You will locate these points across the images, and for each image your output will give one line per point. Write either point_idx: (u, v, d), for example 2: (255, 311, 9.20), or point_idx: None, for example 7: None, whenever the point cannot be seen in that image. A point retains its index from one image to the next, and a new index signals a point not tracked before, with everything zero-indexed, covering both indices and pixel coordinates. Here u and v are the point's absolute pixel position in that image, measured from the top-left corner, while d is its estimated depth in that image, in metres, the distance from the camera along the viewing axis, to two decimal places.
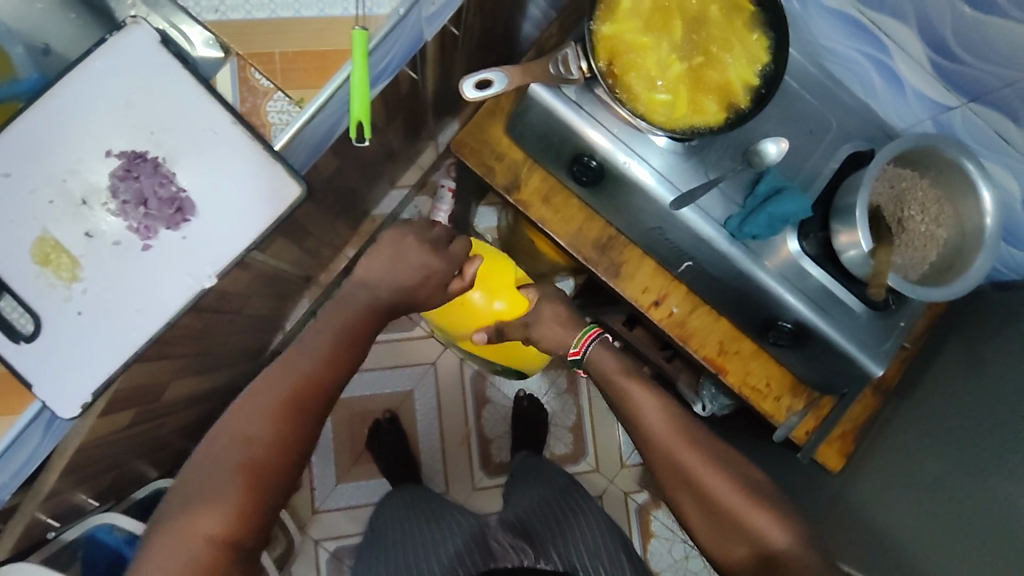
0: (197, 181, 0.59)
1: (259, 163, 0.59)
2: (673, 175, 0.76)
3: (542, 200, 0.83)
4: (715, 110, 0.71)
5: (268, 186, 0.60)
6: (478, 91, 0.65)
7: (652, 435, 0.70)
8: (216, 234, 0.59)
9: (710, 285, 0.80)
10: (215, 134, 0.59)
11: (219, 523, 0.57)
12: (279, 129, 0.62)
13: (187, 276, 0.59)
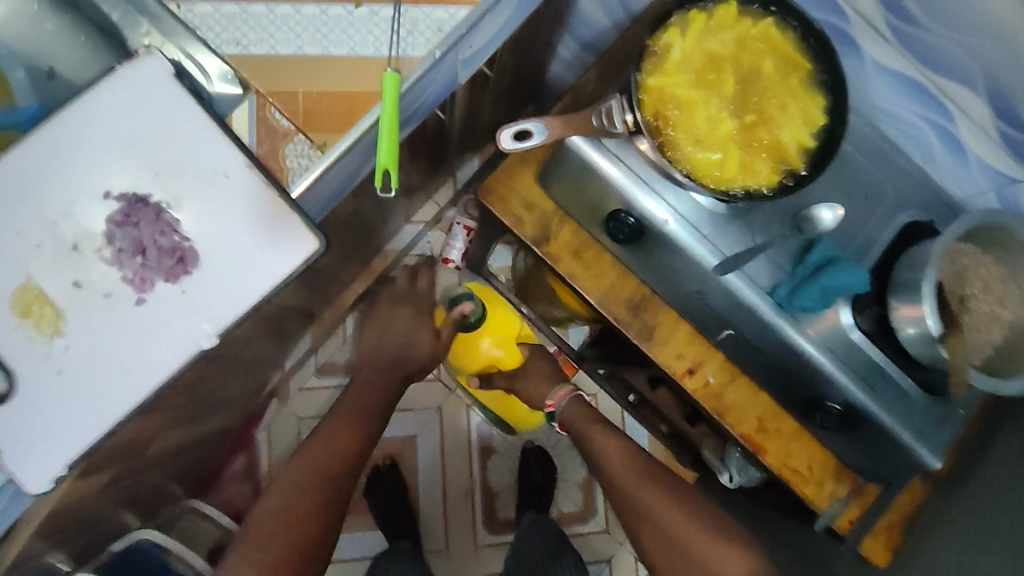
0: (203, 229, 0.54)
1: (274, 213, 0.54)
2: (718, 238, 0.69)
3: (572, 254, 0.77)
4: (768, 172, 0.65)
5: (281, 237, 0.54)
6: (517, 142, 0.59)
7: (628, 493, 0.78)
8: (222, 288, 0.54)
9: (751, 357, 0.74)
10: (226, 179, 0.54)
11: None
12: (298, 175, 0.57)
13: (185, 335, 0.53)
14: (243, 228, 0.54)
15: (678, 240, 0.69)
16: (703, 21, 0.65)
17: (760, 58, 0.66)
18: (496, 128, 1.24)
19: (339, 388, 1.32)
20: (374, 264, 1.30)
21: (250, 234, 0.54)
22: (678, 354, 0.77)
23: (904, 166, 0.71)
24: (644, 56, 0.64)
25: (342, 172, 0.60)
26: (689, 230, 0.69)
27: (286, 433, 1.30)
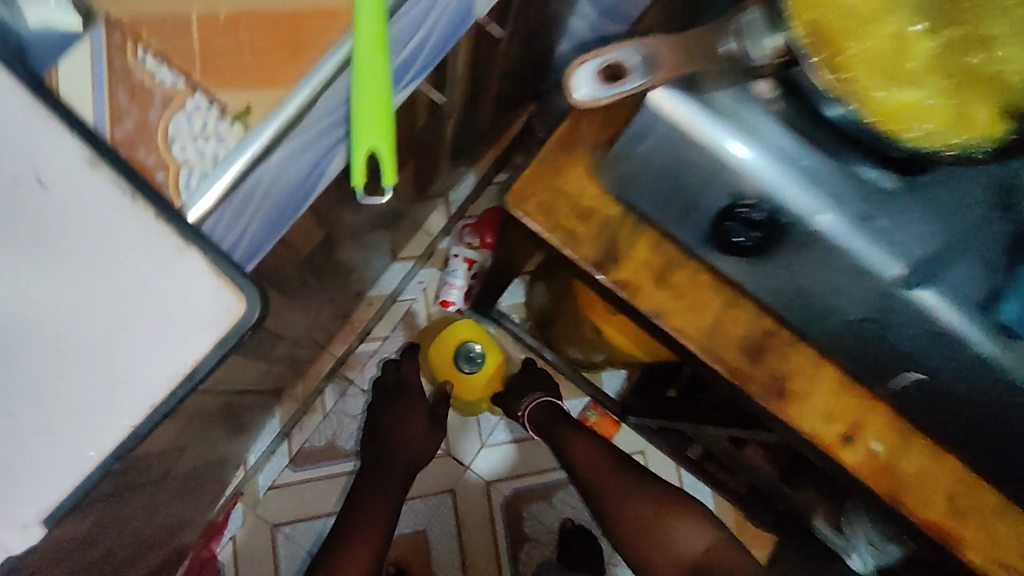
0: (52, 295, 0.37)
1: (160, 253, 0.38)
2: (900, 234, 0.44)
3: (656, 279, 0.52)
4: (990, 120, 0.39)
5: (180, 287, 0.38)
6: (595, 88, 0.44)
7: None
8: (114, 381, 0.37)
9: (943, 411, 0.50)
10: (75, 214, 0.37)
11: None
12: (200, 171, 0.41)
13: (60, 460, 0.37)
14: (139, 294, 0.37)
15: (832, 241, 0.45)
16: None
17: None
18: (495, 133, 0.99)
19: (323, 478, 1.03)
20: (354, 317, 1.03)
21: (151, 298, 0.38)
22: (828, 414, 0.51)
23: None
24: None
25: (298, 161, 0.43)
26: (851, 225, 0.44)
27: (258, 545, 1.01)
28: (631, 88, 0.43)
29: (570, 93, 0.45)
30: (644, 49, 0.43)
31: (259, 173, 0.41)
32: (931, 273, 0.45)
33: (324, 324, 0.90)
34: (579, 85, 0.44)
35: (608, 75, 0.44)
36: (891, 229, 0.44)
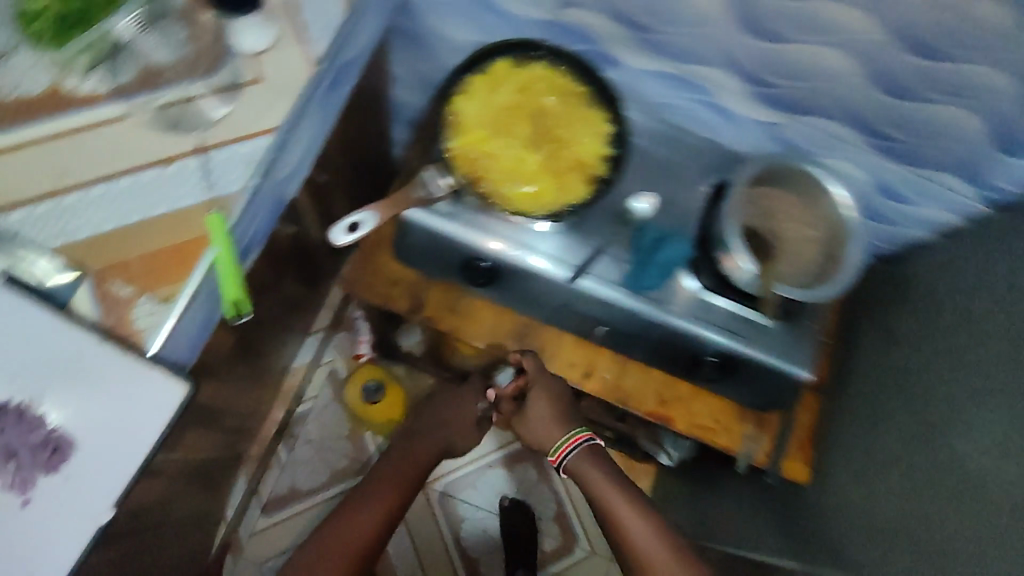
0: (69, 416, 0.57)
1: (136, 373, 0.58)
2: (565, 254, 0.78)
3: (450, 310, 0.85)
4: (581, 184, 0.75)
5: (148, 395, 0.59)
6: (345, 235, 0.64)
7: (642, 554, 0.74)
8: (115, 456, 0.59)
9: (633, 343, 0.83)
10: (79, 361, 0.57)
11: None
12: (149, 335, 0.59)
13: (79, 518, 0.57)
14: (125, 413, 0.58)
15: (531, 269, 0.78)
16: (483, 83, 0.75)
17: (543, 95, 0.76)
18: None
19: (290, 518, 1.28)
20: (286, 382, 1.30)
21: (133, 413, 0.59)
22: (570, 362, 0.87)
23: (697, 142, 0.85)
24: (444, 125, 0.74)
25: (203, 304, 0.62)
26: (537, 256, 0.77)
27: None
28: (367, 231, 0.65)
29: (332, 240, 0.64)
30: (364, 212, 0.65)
31: (181, 325, 0.61)
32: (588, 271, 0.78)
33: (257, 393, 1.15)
34: (335, 231, 0.64)
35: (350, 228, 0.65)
36: (557, 253, 0.78)
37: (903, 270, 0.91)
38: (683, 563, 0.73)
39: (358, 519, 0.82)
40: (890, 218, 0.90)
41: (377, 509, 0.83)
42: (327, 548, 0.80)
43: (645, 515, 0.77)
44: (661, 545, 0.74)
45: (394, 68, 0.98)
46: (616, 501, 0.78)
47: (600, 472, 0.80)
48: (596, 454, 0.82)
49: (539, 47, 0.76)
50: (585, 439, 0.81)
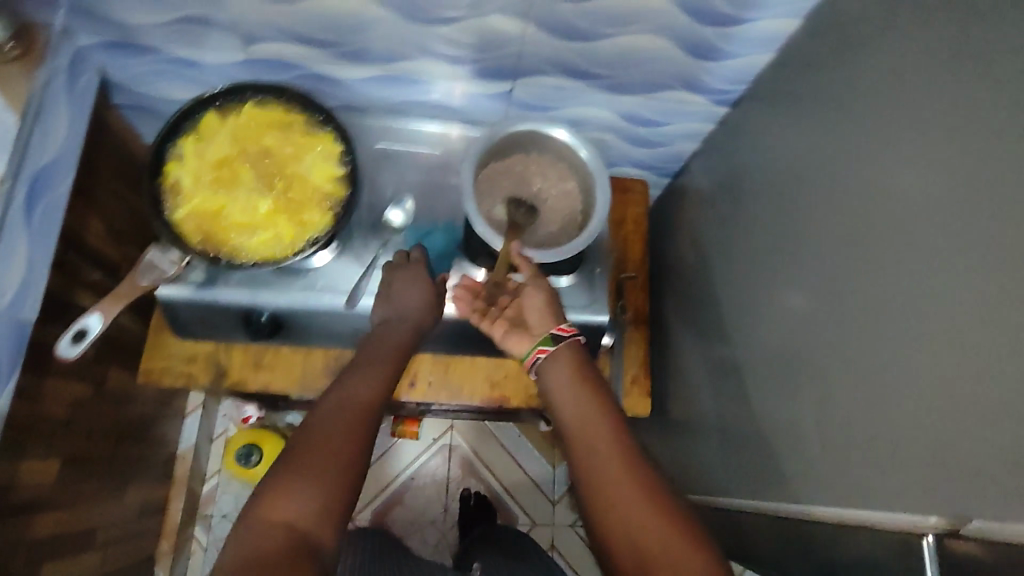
0: None
1: None
2: (337, 281, 0.78)
3: (254, 367, 0.83)
4: (322, 213, 0.74)
5: None
6: (73, 346, 0.63)
7: (569, 431, 0.64)
8: None
9: (441, 340, 0.85)
10: None
11: (300, 506, 0.52)
12: None
13: None
14: None
15: (306, 307, 0.77)
16: (190, 142, 0.72)
17: (258, 135, 0.74)
18: None
19: None
20: (176, 474, 1.25)
21: None
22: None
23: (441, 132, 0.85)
24: (161, 198, 0.70)
25: None
26: (308, 292, 0.77)
27: None
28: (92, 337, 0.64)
29: (63, 357, 0.63)
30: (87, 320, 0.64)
31: None
32: (362, 292, 0.76)
33: (144, 491, 1.14)
34: (59, 347, 0.62)
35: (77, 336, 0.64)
36: (328, 283, 0.78)
37: (690, 182, 0.96)
38: (646, 485, 0.58)
39: (353, 395, 0.62)
40: (659, 140, 0.92)
41: (370, 390, 0.63)
42: (313, 435, 0.57)
43: (608, 420, 0.63)
44: (619, 457, 0.60)
45: (141, 136, 0.94)
46: (559, 379, 0.67)
47: (569, 366, 0.67)
48: (580, 356, 0.69)
49: (238, 91, 0.74)
50: (562, 341, 0.69)
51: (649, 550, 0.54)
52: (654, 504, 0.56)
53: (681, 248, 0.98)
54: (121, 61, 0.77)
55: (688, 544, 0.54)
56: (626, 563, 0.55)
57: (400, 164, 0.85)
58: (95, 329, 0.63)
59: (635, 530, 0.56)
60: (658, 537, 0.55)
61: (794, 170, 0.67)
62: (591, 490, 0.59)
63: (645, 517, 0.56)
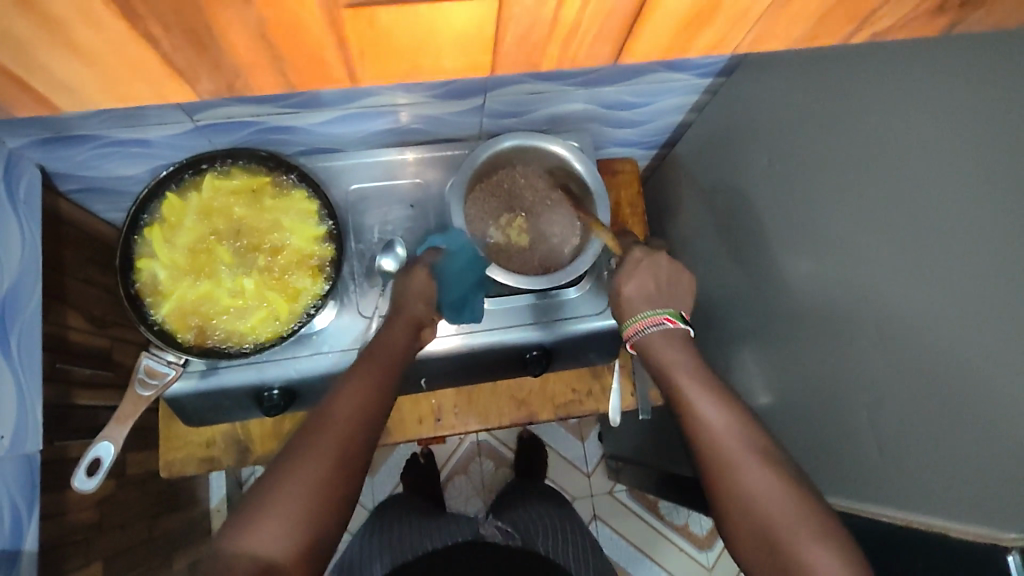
0: None
1: None
2: (342, 341, 0.74)
3: (276, 437, 0.82)
4: (312, 279, 0.69)
5: None
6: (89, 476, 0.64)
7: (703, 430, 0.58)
8: None
9: (460, 372, 0.82)
10: None
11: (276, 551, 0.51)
12: None
13: None
14: None
15: (317, 373, 0.74)
16: (157, 232, 0.67)
17: (227, 208, 0.70)
18: None
19: None
20: (214, 529, 1.26)
21: None
22: (418, 418, 0.86)
23: (417, 158, 0.80)
24: (141, 298, 0.66)
25: None
26: (315, 359, 0.73)
27: None
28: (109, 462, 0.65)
29: (78, 491, 0.64)
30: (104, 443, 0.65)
31: None
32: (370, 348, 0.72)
33: (190, 554, 1.14)
34: (76, 480, 0.63)
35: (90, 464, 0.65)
36: (333, 346, 0.74)
37: (686, 155, 0.91)
38: (773, 465, 0.55)
39: (356, 406, 0.59)
40: (646, 119, 0.87)
41: (365, 403, 0.59)
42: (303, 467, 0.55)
43: (722, 403, 0.59)
44: (738, 440, 0.57)
45: (103, 214, 0.88)
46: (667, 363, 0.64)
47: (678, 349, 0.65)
48: (678, 338, 0.66)
49: (195, 165, 0.69)
50: (659, 322, 0.66)
51: (778, 528, 0.52)
52: (781, 485, 0.54)
53: (685, 223, 0.95)
54: (62, 153, 0.71)
55: (814, 522, 0.52)
56: (755, 544, 0.53)
57: (381, 200, 0.79)
58: (111, 459, 0.65)
59: (761, 512, 0.53)
60: (785, 518, 0.52)
61: (805, 151, 0.63)
62: (712, 473, 0.57)
63: (771, 495, 0.53)
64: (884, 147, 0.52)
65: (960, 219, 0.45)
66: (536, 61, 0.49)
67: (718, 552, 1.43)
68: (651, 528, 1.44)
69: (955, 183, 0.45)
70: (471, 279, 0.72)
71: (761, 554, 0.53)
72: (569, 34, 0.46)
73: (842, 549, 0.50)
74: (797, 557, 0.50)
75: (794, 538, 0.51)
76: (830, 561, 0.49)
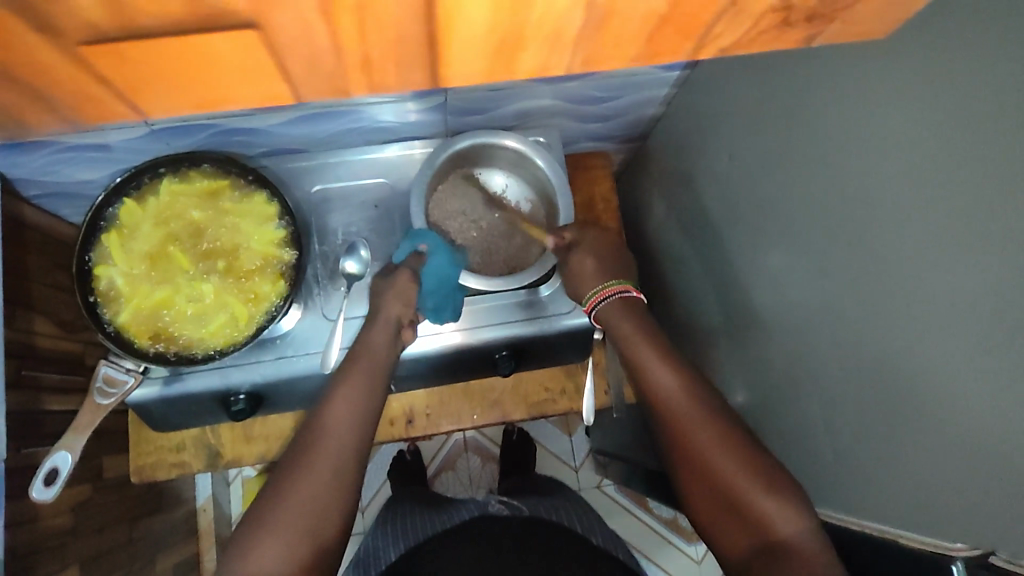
0: None
1: None
2: (307, 345, 0.73)
3: (246, 440, 0.82)
4: (273, 283, 0.69)
5: None
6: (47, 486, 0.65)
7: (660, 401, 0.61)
8: None
9: (430, 373, 0.81)
10: None
11: (276, 560, 0.53)
12: None
13: None
14: None
15: (281, 377, 0.73)
16: (114, 238, 0.66)
17: (185, 212, 0.69)
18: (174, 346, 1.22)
19: None
20: (200, 529, 1.26)
21: None
22: (390, 419, 0.86)
23: (382, 158, 0.79)
24: (99, 306, 0.65)
25: None
26: (278, 363, 0.73)
27: None
28: (67, 473, 0.65)
29: (38, 501, 0.65)
30: (62, 453, 0.66)
31: None
32: (333, 352, 0.71)
33: (175, 556, 1.14)
34: (33, 490, 0.63)
35: (49, 475, 0.66)
36: (296, 350, 0.73)
37: (658, 149, 0.90)
38: (716, 422, 0.58)
39: (341, 417, 0.60)
40: (616, 113, 0.85)
41: (353, 412, 0.60)
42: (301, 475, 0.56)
43: (672, 365, 0.62)
44: (688, 401, 0.60)
45: (70, 219, 0.88)
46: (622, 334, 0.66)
47: (633, 317, 0.66)
48: (635, 306, 0.68)
49: (152, 170, 0.68)
50: (614, 292, 0.68)
51: (730, 482, 0.55)
52: (727, 442, 0.57)
53: (659, 218, 0.94)
54: (19, 160, 0.69)
55: (775, 485, 0.54)
56: (710, 500, 0.57)
57: (346, 201, 0.78)
58: (67, 469, 0.66)
59: (714, 469, 0.56)
60: (735, 472, 0.55)
61: (772, 147, 0.62)
62: (668, 439, 0.60)
63: (721, 452, 0.57)
64: (848, 144, 0.51)
65: (923, 218, 0.44)
66: (341, 87, 0.42)
67: (708, 544, 1.42)
68: (641, 522, 1.43)
69: (916, 182, 0.44)
70: (448, 280, 0.70)
71: (718, 511, 0.56)
72: (368, 65, 0.40)
73: (788, 495, 0.54)
74: (749, 506, 0.54)
75: (745, 490, 0.55)
76: (778, 507, 0.53)
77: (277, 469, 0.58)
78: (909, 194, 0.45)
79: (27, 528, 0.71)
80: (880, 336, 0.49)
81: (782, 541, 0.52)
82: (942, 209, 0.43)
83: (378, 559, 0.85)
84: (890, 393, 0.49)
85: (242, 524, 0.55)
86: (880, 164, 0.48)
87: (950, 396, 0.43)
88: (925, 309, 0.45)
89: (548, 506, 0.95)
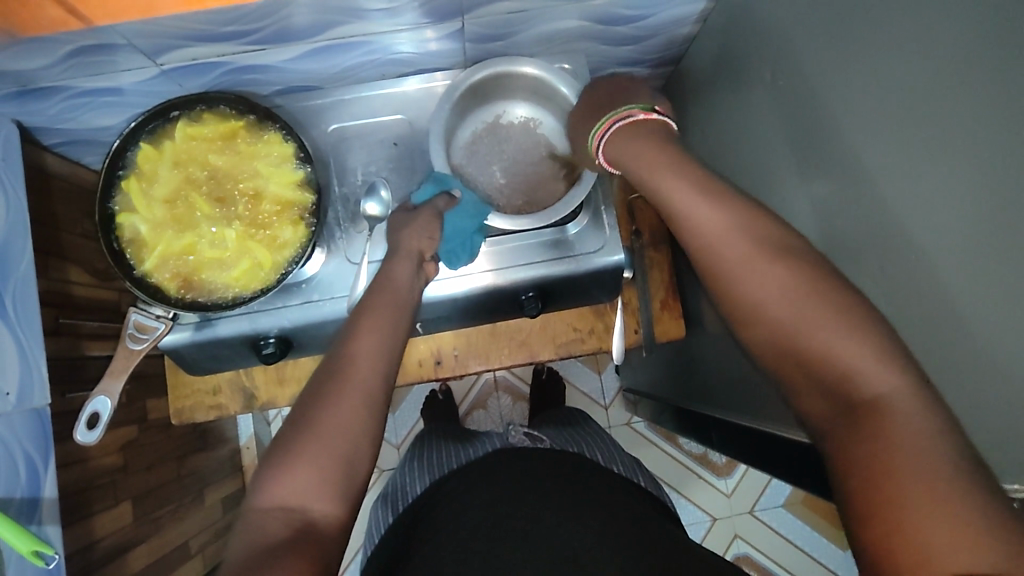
0: None
1: None
2: (333, 289, 0.73)
3: (278, 382, 0.84)
4: (294, 227, 0.68)
5: None
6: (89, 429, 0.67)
7: (705, 239, 0.49)
8: None
9: (454, 314, 0.80)
10: None
11: (303, 490, 0.51)
12: None
13: None
14: None
15: (309, 321, 0.73)
16: (134, 185, 0.65)
17: (203, 155, 0.68)
18: None
19: None
20: (245, 465, 1.33)
21: None
22: (418, 360, 0.86)
23: (399, 93, 0.77)
24: (125, 252, 0.66)
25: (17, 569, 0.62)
26: (304, 309, 0.72)
27: None
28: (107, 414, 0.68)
29: (84, 443, 0.68)
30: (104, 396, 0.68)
31: None
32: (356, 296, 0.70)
33: (223, 490, 1.20)
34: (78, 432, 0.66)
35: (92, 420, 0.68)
36: (320, 297, 0.73)
37: (694, 73, 0.84)
38: (800, 264, 0.45)
39: (369, 349, 0.58)
40: (648, 33, 0.79)
41: (377, 345, 0.59)
42: (325, 405, 0.55)
43: (718, 201, 0.49)
44: (745, 244, 0.47)
45: (93, 166, 0.87)
46: (655, 171, 0.52)
47: (650, 144, 0.54)
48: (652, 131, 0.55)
49: (164, 112, 0.66)
50: (618, 122, 0.57)
51: (800, 331, 0.44)
52: (808, 287, 0.44)
53: (694, 147, 0.89)
54: (34, 107, 0.68)
55: (850, 324, 0.42)
56: (778, 356, 0.45)
57: (362, 140, 0.77)
58: (107, 412, 0.68)
59: (778, 318, 0.45)
60: (807, 319, 0.43)
61: (813, 65, 0.56)
62: (718, 297, 0.49)
63: (794, 304, 0.44)
64: (896, 65, 0.46)
65: (974, 142, 0.40)
66: None
67: (738, 478, 1.43)
68: (671, 457, 1.44)
69: (972, 104, 0.39)
70: (475, 223, 0.69)
71: (786, 371, 0.45)
72: None
73: (882, 343, 0.41)
74: (827, 361, 0.42)
75: (818, 338, 0.43)
76: (866, 357, 0.41)
77: (302, 401, 0.57)
78: (963, 110, 0.40)
79: (79, 467, 0.75)
80: (922, 272, 0.45)
81: (874, 402, 0.40)
82: (993, 130, 0.38)
83: (406, 495, 0.90)
84: (929, 331, 0.46)
85: (271, 453, 0.54)
86: (930, 80, 0.43)
87: (996, 338, 0.40)
88: (978, 243, 0.40)
89: (569, 437, 0.97)
